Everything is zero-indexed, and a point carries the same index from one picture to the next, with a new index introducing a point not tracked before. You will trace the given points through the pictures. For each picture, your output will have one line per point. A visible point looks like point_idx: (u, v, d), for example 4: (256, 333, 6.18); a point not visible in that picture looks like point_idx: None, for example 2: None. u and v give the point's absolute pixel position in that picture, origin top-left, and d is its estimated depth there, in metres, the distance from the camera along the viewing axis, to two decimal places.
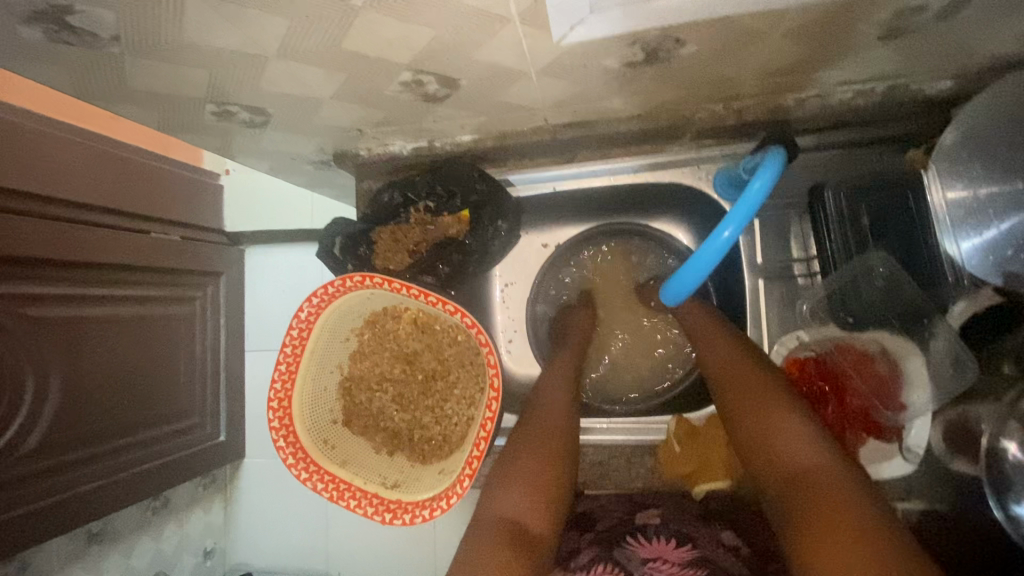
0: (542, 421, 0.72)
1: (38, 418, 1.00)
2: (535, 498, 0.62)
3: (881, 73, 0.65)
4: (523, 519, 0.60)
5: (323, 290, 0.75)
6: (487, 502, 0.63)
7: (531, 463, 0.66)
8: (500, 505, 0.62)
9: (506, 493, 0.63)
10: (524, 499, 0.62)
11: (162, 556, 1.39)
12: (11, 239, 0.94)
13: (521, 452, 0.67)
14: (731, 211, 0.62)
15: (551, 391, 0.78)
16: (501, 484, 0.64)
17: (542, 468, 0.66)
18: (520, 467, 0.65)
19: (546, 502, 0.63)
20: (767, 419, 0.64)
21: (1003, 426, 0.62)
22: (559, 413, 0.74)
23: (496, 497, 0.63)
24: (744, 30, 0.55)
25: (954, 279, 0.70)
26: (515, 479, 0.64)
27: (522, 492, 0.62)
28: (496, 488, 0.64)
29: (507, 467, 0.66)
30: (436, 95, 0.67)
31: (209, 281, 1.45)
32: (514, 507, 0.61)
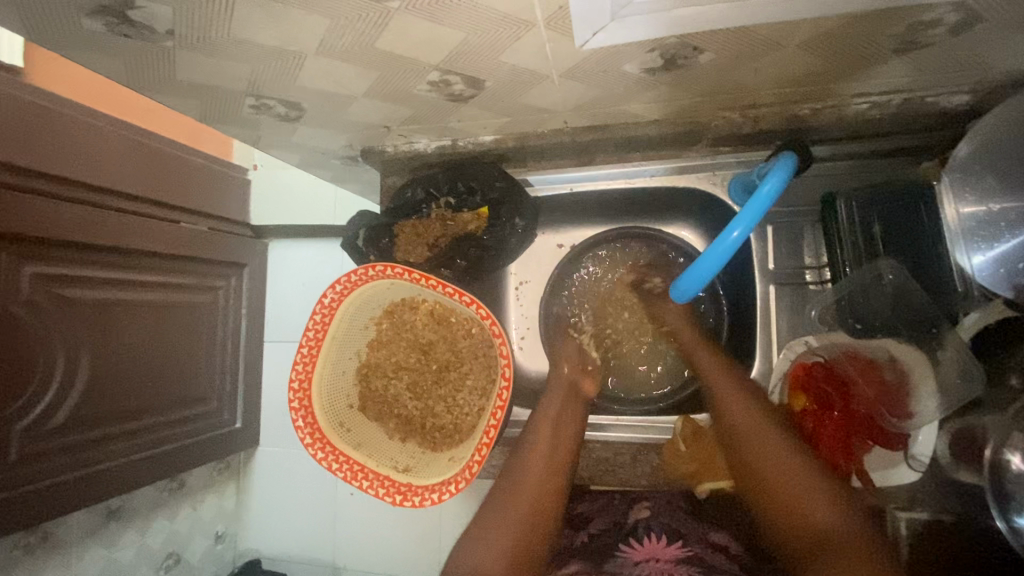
0: (531, 458, 0.71)
1: (67, 393, 1.05)
2: (511, 549, 0.60)
3: (897, 86, 0.67)
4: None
5: (347, 278, 0.79)
6: (462, 552, 0.61)
7: (509, 515, 0.63)
8: (470, 558, 0.59)
9: (477, 546, 0.60)
10: (495, 550, 0.59)
11: (175, 535, 1.44)
12: (50, 222, 1.00)
13: (499, 508, 0.64)
14: (739, 213, 0.64)
15: (543, 429, 0.75)
16: (472, 536, 0.62)
17: (520, 510, 0.64)
18: (502, 512, 0.63)
19: (525, 549, 0.61)
20: (788, 475, 0.62)
21: (1006, 438, 0.62)
22: (543, 464, 0.70)
23: (475, 537, 0.61)
24: (759, 40, 0.57)
25: (963, 289, 0.71)
26: (494, 528, 0.62)
27: (489, 542, 0.60)
28: (469, 537, 0.62)
29: (483, 518, 0.64)
30: (462, 95, 0.70)
31: (233, 271, 1.50)
32: (485, 562, 0.58)
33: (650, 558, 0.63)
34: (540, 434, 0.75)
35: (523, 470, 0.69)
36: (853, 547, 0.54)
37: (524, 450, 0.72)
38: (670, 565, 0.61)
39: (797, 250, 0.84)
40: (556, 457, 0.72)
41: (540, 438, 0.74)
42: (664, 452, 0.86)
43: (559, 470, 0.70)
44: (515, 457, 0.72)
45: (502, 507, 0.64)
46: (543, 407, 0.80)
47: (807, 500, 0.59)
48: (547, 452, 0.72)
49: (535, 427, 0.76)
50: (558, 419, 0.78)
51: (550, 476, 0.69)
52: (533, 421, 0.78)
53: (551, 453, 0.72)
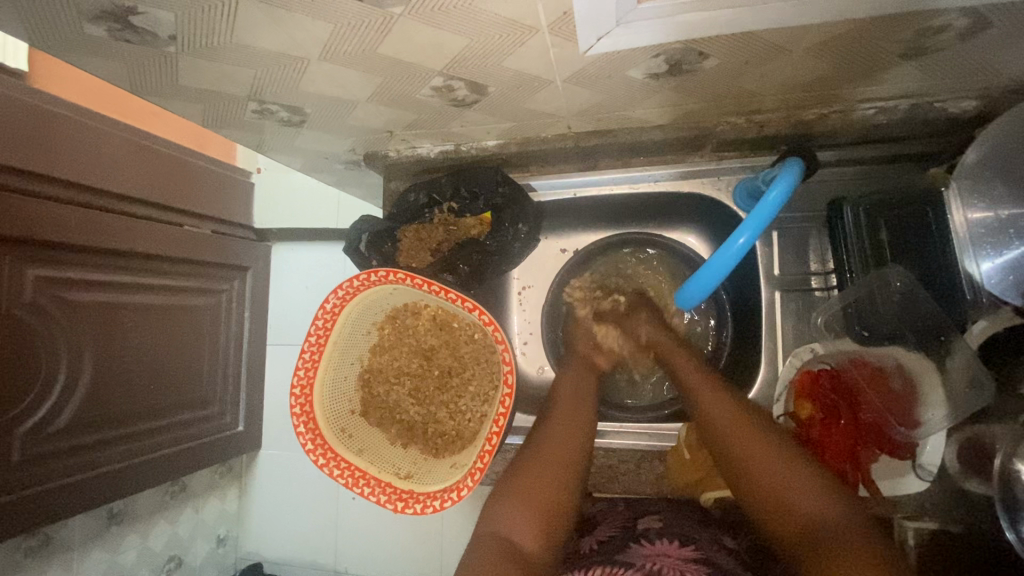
0: (551, 435, 0.71)
1: (70, 396, 1.05)
2: (536, 514, 0.62)
3: (905, 91, 0.66)
4: (521, 541, 0.60)
5: (349, 283, 0.78)
6: (488, 516, 0.63)
7: (536, 479, 0.65)
8: (500, 523, 0.61)
9: (505, 510, 0.63)
10: (523, 514, 0.62)
11: (177, 539, 1.44)
12: (53, 226, 1.00)
13: (527, 473, 0.66)
14: (744, 220, 0.64)
15: (562, 407, 0.76)
16: (500, 500, 0.64)
17: (540, 480, 0.65)
18: (524, 485, 0.64)
19: (548, 514, 0.63)
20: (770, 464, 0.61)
21: (1016, 447, 0.62)
22: (570, 431, 0.72)
23: (497, 509, 0.63)
24: (766, 45, 0.56)
25: (972, 296, 0.69)
26: (517, 498, 0.63)
27: (518, 505, 0.62)
28: (496, 503, 0.64)
29: (511, 481, 0.66)
30: (465, 100, 0.70)
31: (236, 274, 1.50)
32: (514, 527, 0.61)
33: (661, 554, 0.61)
34: (558, 411, 0.75)
35: (550, 438, 0.71)
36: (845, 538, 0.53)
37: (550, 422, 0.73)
38: (682, 562, 0.59)
39: (803, 256, 0.83)
40: (581, 425, 0.73)
41: (565, 408, 0.76)
42: (669, 460, 0.85)
43: (584, 435, 0.72)
44: (537, 431, 0.73)
45: (528, 474, 0.66)
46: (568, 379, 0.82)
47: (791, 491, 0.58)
48: (572, 420, 0.73)
49: (556, 403, 0.77)
50: (575, 395, 0.78)
51: (576, 442, 0.71)
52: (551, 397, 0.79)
53: (576, 419, 0.74)
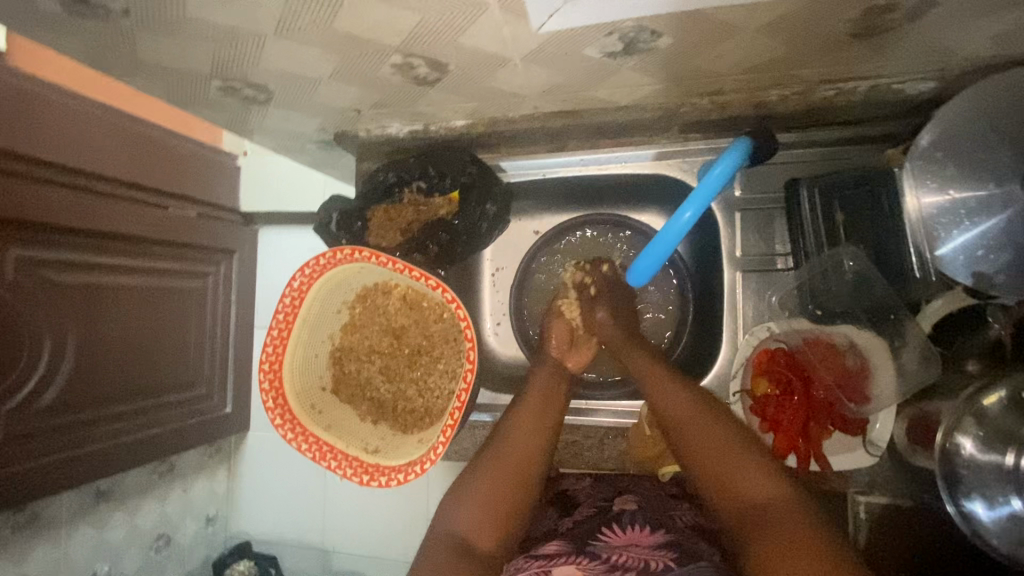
0: (512, 442, 0.69)
1: (54, 376, 1.06)
2: (491, 512, 0.61)
3: (862, 72, 0.67)
4: (472, 538, 0.59)
5: (315, 261, 0.80)
6: (444, 512, 0.62)
7: (493, 477, 0.64)
8: (451, 520, 0.61)
9: (457, 511, 0.61)
10: (479, 512, 0.61)
11: (165, 517, 1.47)
12: (35, 205, 1.01)
13: (485, 468, 0.66)
14: (690, 196, 0.68)
15: (527, 414, 0.73)
16: (454, 501, 0.63)
17: (496, 483, 0.63)
18: (477, 489, 0.63)
19: (505, 514, 0.62)
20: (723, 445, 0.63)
21: (959, 421, 0.63)
22: (535, 428, 0.71)
23: (449, 512, 0.62)
24: (717, 24, 0.57)
25: (921, 275, 0.71)
26: (470, 500, 0.62)
27: (474, 503, 0.61)
28: (453, 500, 0.63)
29: (470, 476, 0.65)
30: (428, 78, 0.71)
31: (223, 257, 1.50)
32: (468, 525, 0.60)
33: (629, 544, 0.59)
34: (523, 415, 0.73)
35: (511, 434, 0.70)
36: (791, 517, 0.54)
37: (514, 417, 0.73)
38: (649, 552, 0.56)
39: (767, 236, 0.83)
40: (545, 422, 0.73)
41: (532, 403, 0.75)
42: (631, 436, 0.86)
43: (548, 431, 0.72)
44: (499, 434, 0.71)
45: (483, 478, 0.64)
46: (539, 374, 0.81)
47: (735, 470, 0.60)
48: (536, 416, 0.73)
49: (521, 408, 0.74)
50: (545, 402, 0.76)
51: (539, 439, 0.70)
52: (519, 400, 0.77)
53: (538, 423, 0.72)
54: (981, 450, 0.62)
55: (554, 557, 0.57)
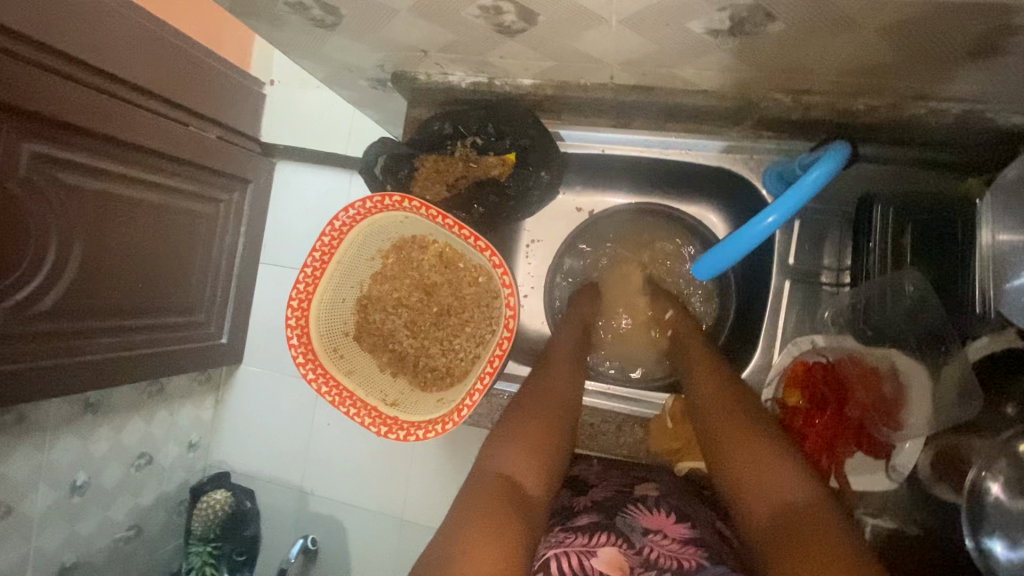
0: (543, 393, 0.74)
1: (57, 279, 1.03)
2: (535, 457, 0.64)
3: (960, 93, 0.64)
4: (520, 478, 0.61)
5: (362, 203, 0.78)
6: (487, 455, 0.64)
7: (530, 428, 0.67)
8: (496, 462, 0.62)
9: (502, 449, 0.64)
10: (523, 455, 0.63)
11: (149, 437, 1.46)
12: (60, 103, 0.96)
13: (520, 421, 0.68)
14: (777, 198, 0.63)
15: (559, 366, 0.80)
16: (498, 439, 0.65)
17: (534, 430, 0.67)
18: (521, 431, 0.67)
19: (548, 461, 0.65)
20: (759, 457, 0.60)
21: (991, 461, 0.63)
22: (562, 391, 0.76)
23: (493, 451, 0.64)
24: (836, 16, 0.54)
25: (981, 310, 0.69)
26: (513, 441, 0.65)
27: (519, 446, 0.64)
28: (496, 441, 0.65)
29: (509, 423, 0.68)
30: (511, 27, 0.66)
31: (237, 185, 1.46)
32: (512, 467, 0.62)
33: (658, 532, 0.59)
34: (553, 372, 0.79)
35: (540, 395, 0.73)
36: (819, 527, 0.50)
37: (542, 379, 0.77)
38: (680, 547, 0.56)
39: (819, 248, 0.82)
40: (569, 386, 0.77)
41: (558, 376, 0.78)
42: (651, 428, 0.86)
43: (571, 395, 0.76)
44: (525, 389, 0.75)
45: (518, 423, 0.68)
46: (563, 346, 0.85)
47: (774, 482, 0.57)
48: (564, 385, 0.77)
49: (549, 365, 0.80)
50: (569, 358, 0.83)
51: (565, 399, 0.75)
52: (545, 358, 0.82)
53: (569, 379, 0.78)
54: (1010, 495, 0.61)
55: (595, 534, 0.58)
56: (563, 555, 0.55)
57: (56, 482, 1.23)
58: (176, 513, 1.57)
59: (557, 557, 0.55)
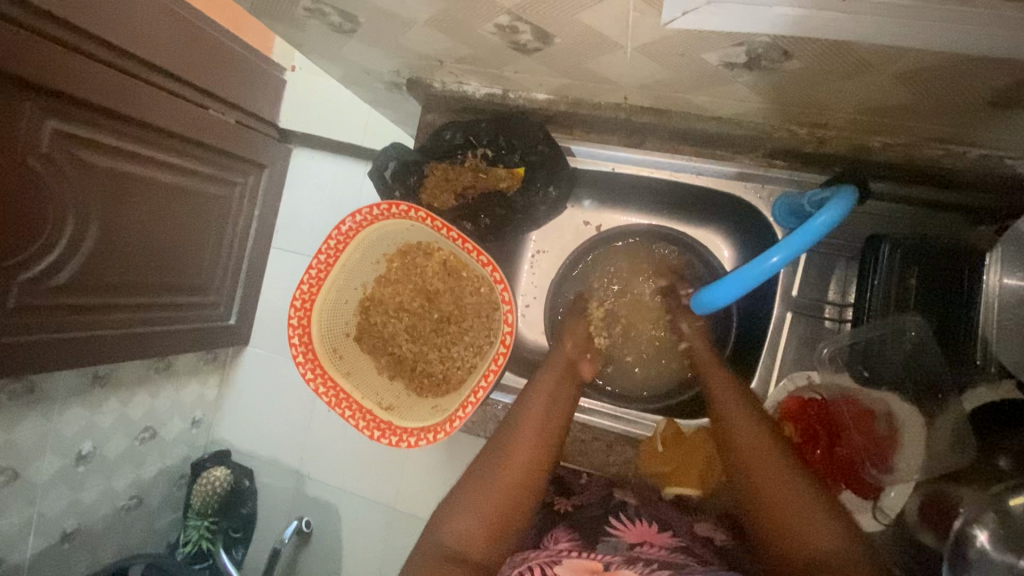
0: (517, 433, 0.67)
1: (71, 256, 1.05)
2: (491, 522, 0.58)
3: (978, 139, 0.64)
4: (466, 548, 0.56)
5: (368, 210, 0.79)
6: (441, 518, 0.59)
7: (488, 484, 0.61)
8: (445, 527, 0.58)
9: (457, 512, 0.59)
10: (475, 521, 0.58)
11: (155, 413, 1.49)
12: (80, 81, 0.98)
13: (482, 478, 0.62)
14: (786, 239, 0.63)
15: (539, 399, 0.73)
16: (454, 500, 0.60)
17: (493, 482, 0.62)
18: (480, 490, 0.60)
19: (503, 526, 0.59)
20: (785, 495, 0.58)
21: (980, 514, 0.62)
22: (538, 436, 0.68)
23: (446, 517, 0.59)
24: (854, 59, 0.53)
25: (981, 361, 0.70)
26: (468, 501, 0.60)
27: (472, 512, 0.59)
28: (453, 499, 0.61)
29: (471, 480, 0.62)
30: (526, 46, 0.66)
31: (252, 171, 1.47)
32: (461, 533, 0.57)
33: (643, 542, 0.61)
34: (534, 404, 0.72)
35: (510, 450, 0.65)
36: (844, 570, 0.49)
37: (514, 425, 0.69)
38: (663, 551, 0.59)
39: (824, 282, 0.81)
40: (545, 437, 0.68)
41: (534, 409, 0.71)
42: (641, 448, 0.86)
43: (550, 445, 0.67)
44: (509, 421, 0.70)
45: (483, 475, 0.62)
46: (545, 379, 0.78)
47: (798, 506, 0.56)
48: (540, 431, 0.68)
49: (531, 394, 0.73)
50: (553, 390, 0.76)
51: (536, 445, 0.66)
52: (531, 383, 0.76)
53: (547, 414, 0.71)
54: (997, 547, 0.60)
55: (567, 548, 0.59)
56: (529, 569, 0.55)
57: (62, 450, 1.27)
58: (176, 486, 1.61)
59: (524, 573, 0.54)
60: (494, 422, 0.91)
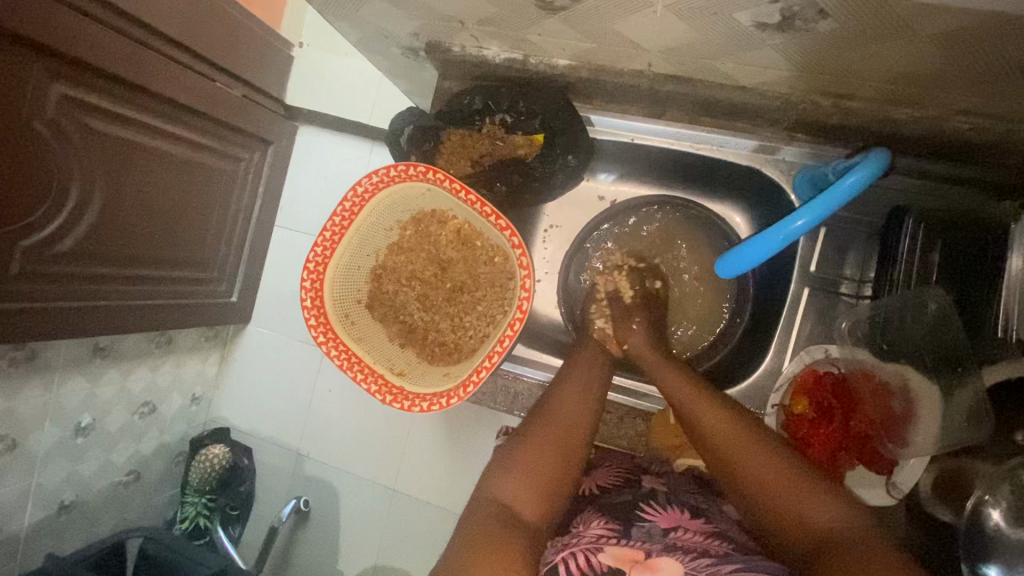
0: (554, 414, 0.71)
1: (75, 224, 1.04)
2: (538, 485, 0.63)
3: (1006, 110, 0.62)
4: (516, 507, 0.61)
5: (386, 171, 0.78)
6: (488, 484, 0.64)
7: (534, 459, 0.65)
8: (496, 488, 0.63)
9: (505, 480, 0.63)
10: (522, 486, 0.63)
11: (155, 387, 1.48)
12: (87, 45, 0.96)
13: (525, 452, 0.66)
14: (809, 202, 0.63)
15: (574, 376, 0.78)
16: (500, 469, 0.65)
17: (537, 456, 0.66)
18: (522, 461, 0.65)
19: (548, 488, 0.64)
20: (775, 479, 0.60)
21: (993, 488, 0.63)
22: (575, 410, 0.73)
23: (495, 478, 0.64)
24: (893, 18, 0.52)
25: (1000, 335, 0.67)
26: (513, 469, 0.64)
27: (517, 477, 0.63)
28: (497, 478, 0.64)
29: (514, 452, 0.67)
30: (553, 3, 0.65)
31: (259, 145, 1.45)
32: (513, 493, 0.62)
33: (679, 527, 0.60)
34: (569, 382, 0.76)
35: (550, 424, 0.70)
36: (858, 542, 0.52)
37: (555, 400, 0.73)
38: (702, 538, 0.58)
39: (842, 257, 0.81)
40: (585, 414, 0.73)
41: (570, 389, 0.75)
42: (653, 421, 0.86)
43: (586, 424, 0.71)
44: (549, 399, 0.74)
45: (524, 449, 0.66)
46: (580, 358, 0.82)
47: (807, 504, 0.57)
48: (575, 413, 0.72)
49: (567, 375, 0.78)
50: (590, 365, 0.80)
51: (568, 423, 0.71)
52: (569, 363, 0.81)
53: (584, 392, 0.75)
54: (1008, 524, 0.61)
55: (603, 532, 0.59)
56: (570, 558, 0.55)
57: (61, 421, 1.25)
58: (175, 462, 1.60)
59: (565, 559, 0.55)
60: (504, 394, 0.91)
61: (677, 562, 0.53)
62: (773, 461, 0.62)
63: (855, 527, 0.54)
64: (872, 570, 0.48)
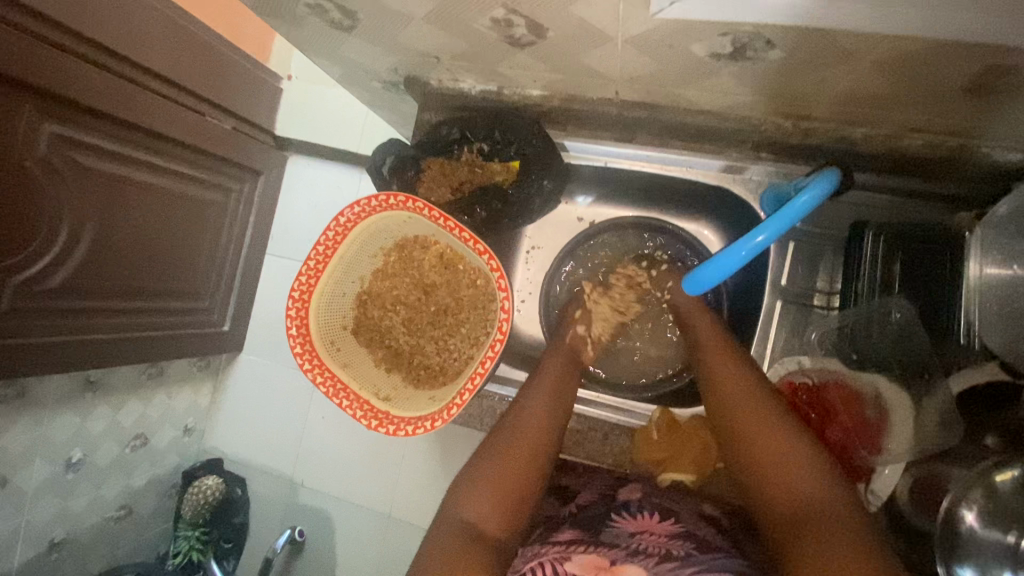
0: (519, 423, 0.71)
1: (67, 259, 1.05)
2: (503, 501, 0.61)
3: (954, 128, 0.66)
4: (481, 525, 0.58)
5: (367, 201, 0.80)
6: (456, 500, 0.62)
7: (502, 466, 0.64)
8: (461, 504, 0.61)
9: (469, 496, 0.61)
10: (488, 500, 0.61)
11: (146, 420, 1.48)
12: (78, 85, 0.99)
13: (490, 463, 0.65)
14: (767, 219, 0.67)
15: (543, 387, 0.78)
16: (467, 482, 0.63)
17: (506, 467, 0.64)
18: (488, 473, 0.63)
19: (511, 500, 0.62)
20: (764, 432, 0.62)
21: (967, 491, 0.64)
22: (541, 422, 0.72)
23: (461, 496, 0.61)
24: (835, 48, 0.55)
25: (964, 341, 0.72)
26: (480, 483, 0.62)
27: (482, 490, 0.61)
28: (461, 488, 0.63)
29: (478, 466, 0.65)
30: (521, 39, 0.68)
31: (248, 175, 1.48)
32: (478, 513, 0.59)
33: (643, 530, 0.62)
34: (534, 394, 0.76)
35: (517, 434, 0.69)
36: (823, 510, 0.53)
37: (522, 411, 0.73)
38: (665, 539, 0.60)
39: (813, 271, 0.84)
40: (550, 426, 0.73)
41: (536, 402, 0.75)
42: (637, 437, 0.87)
43: (549, 436, 0.71)
44: (515, 409, 0.74)
45: (490, 460, 0.65)
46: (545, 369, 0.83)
47: (776, 470, 0.58)
48: (540, 426, 0.72)
49: (533, 385, 0.79)
50: (554, 378, 0.81)
51: (545, 437, 0.71)
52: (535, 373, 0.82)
53: (549, 405, 0.75)
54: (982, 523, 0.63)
55: (571, 544, 0.58)
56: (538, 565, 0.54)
57: (53, 457, 1.25)
58: (168, 495, 1.58)
59: (533, 568, 0.54)
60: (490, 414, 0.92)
61: (639, 563, 0.54)
62: (771, 420, 0.63)
63: (825, 494, 0.54)
64: (826, 535, 0.49)
